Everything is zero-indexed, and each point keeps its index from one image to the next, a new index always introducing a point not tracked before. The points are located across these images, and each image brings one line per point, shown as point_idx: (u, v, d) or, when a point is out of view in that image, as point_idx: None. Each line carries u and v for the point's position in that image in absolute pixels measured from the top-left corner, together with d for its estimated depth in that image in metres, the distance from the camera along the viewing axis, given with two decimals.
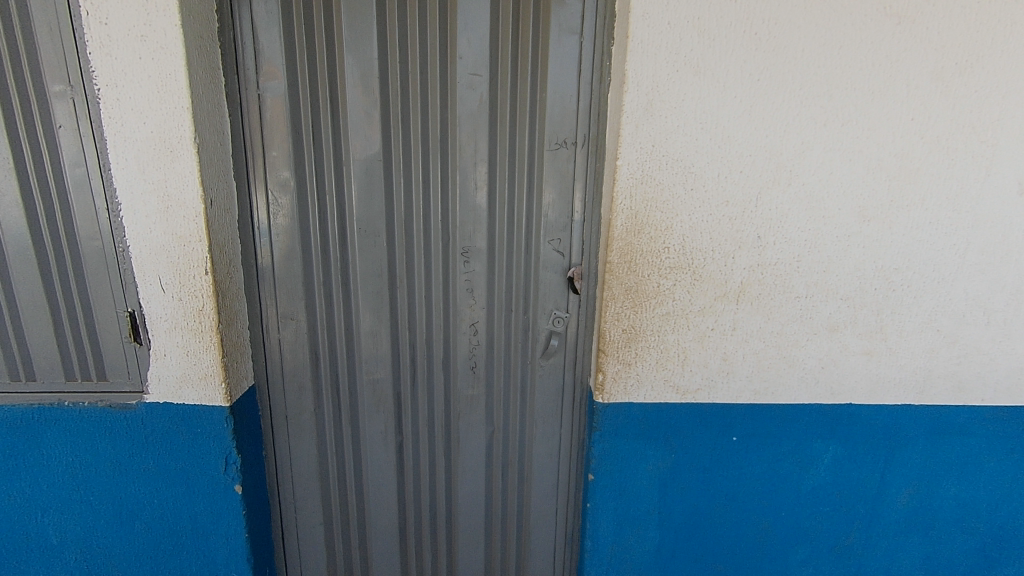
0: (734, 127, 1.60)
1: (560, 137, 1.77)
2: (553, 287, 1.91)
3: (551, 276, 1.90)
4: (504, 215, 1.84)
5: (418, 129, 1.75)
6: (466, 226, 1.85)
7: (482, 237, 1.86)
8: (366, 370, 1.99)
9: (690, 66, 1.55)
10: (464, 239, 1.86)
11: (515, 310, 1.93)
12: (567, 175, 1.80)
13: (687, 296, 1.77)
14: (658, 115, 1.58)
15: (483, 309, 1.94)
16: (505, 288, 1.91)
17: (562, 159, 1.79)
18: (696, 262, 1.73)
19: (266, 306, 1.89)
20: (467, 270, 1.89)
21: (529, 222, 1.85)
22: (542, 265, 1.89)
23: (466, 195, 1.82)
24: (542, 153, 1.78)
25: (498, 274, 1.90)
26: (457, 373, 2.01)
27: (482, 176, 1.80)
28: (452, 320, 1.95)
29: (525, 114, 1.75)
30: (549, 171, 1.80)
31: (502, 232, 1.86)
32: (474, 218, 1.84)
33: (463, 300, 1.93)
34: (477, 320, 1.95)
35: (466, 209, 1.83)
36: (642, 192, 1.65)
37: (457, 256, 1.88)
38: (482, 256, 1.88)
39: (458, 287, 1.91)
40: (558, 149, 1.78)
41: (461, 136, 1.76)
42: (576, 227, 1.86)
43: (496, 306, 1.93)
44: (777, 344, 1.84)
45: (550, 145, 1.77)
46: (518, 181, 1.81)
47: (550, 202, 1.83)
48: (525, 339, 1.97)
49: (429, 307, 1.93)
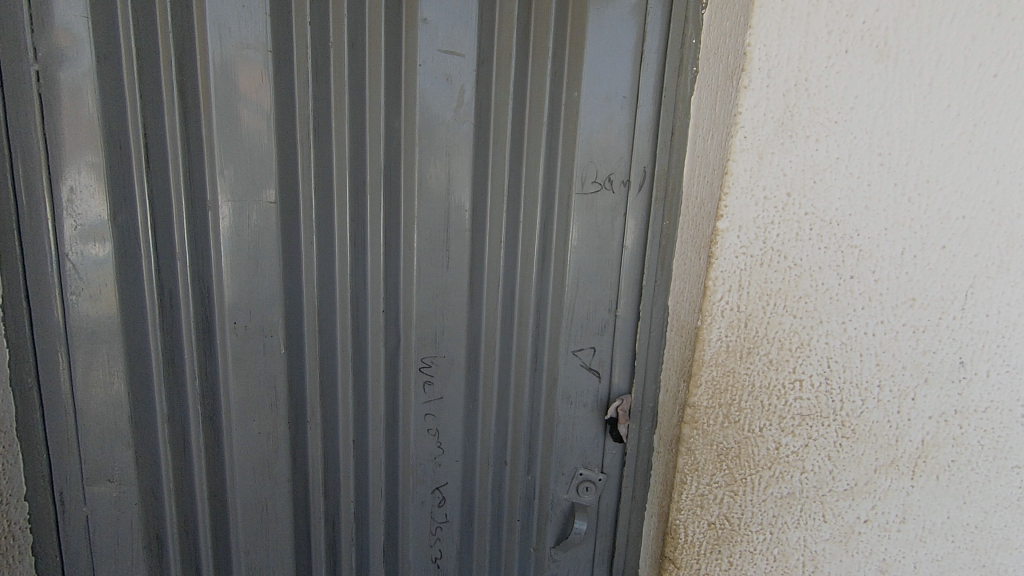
0: (939, 164, 0.84)
1: (602, 172, 1.00)
2: (579, 430, 1.11)
3: (575, 413, 1.10)
4: (496, 305, 1.05)
5: (345, 152, 0.96)
6: (429, 324, 1.05)
7: (458, 342, 1.07)
8: (247, 568, 1.12)
9: (871, 40, 0.79)
10: (427, 343, 1.06)
11: (511, 466, 1.13)
12: (609, 239, 1.02)
13: (827, 464, 0.98)
14: (801, 135, 0.81)
15: (457, 463, 1.13)
16: (496, 428, 1.11)
17: (601, 211, 1.01)
18: (847, 406, 0.95)
19: (60, 464, 1.00)
20: (430, 397, 1.09)
21: (539, 317, 1.06)
22: (561, 393, 1.09)
23: (430, 270, 1.03)
24: (566, 200, 1.01)
25: (484, 405, 1.10)
26: (410, 565, 1.18)
27: (460, 237, 1.02)
28: (403, 479, 1.13)
29: (539, 129, 0.99)
30: (577, 231, 1.02)
31: (492, 335, 1.06)
32: (443, 312, 1.05)
33: (421, 448, 1.11)
34: (448, 480, 1.14)
35: (429, 293, 1.04)
36: (762, 280, 0.87)
37: (414, 374, 1.07)
38: (458, 374, 1.08)
39: (414, 426, 1.10)
40: (595, 194, 1.01)
41: (423, 168, 0.99)
42: (623, 329, 1.06)
43: (480, 457, 1.12)
44: (972, 545, 1.03)
45: (581, 186, 1.00)
46: (521, 247, 1.02)
47: (576, 286, 1.04)
48: (527, 513, 1.16)
49: (361, 460, 1.11)
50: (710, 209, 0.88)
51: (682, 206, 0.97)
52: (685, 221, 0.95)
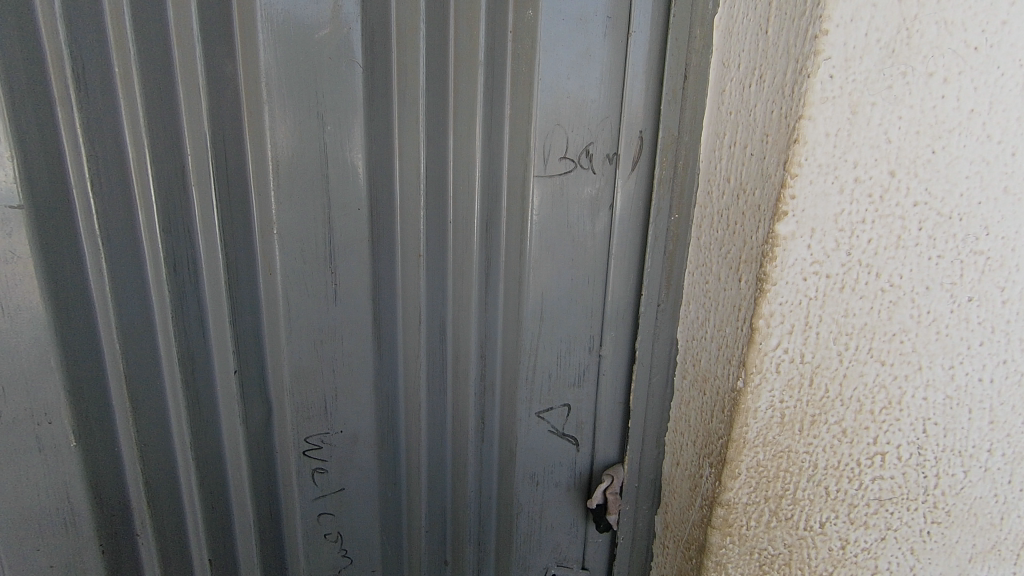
0: None
1: (578, 141, 0.65)
2: (550, 523, 0.77)
3: (551, 503, 0.76)
4: (419, 352, 0.69)
5: (139, 115, 0.55)
6: (312, 385, 0.68)
7: (362, 409, 0.70)
8: None
9: None
10: (313, 416, 0.69)
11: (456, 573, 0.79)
12: (587, 246, 0.67)
13: (909, 560, 0.68)
14: (914, 74, 0.47)
15: None
16: (430, 528, 0.76)
17: (575, 204, 0.66)
18: (943, 482, 0.65)
19: None
20: (326, 495, 0.72)
21: (485, 367, 0.71)
22: (525, 476, 0.75)
23: (310, 304, 0.66)
24: (520, 188, 0.65)
25: (408, 499, 0.74)
26: None
27: (352, 249, 0.65)
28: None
29: (472, 74, 0.62)
30: (541, 237, 0.67)
31: (415, 396, 0.71)
32: (337, 366, 0.68)
33: (320, 567, 0.75)
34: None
35: (309, 340, 0.67)
36: (839, 313, 0.54)
37: (300, 463, 0.70)
38: (366, 454, 0.72)
39: (305, 538, 0.73)
40: (566, 179, 0.65)
41: (282, 142, 0.60)
42: (613, 375, 0.72)
43: (411, 568, 0.77)
44: None
45: (542, 168, 0.64)
46: (451, 263, 0.67)
47: (543, 321, 0.70)
48: None
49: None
50: (767, 203, 0.51)
51: (699, 193, 0.62)
52: (703, 217, 0.62)
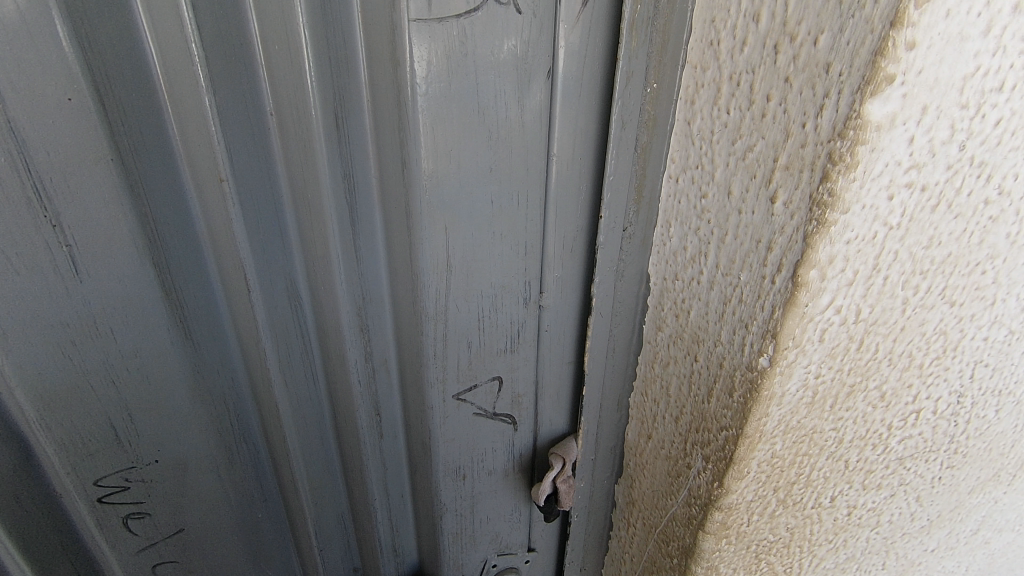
0: None
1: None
2: (483, 508, 0.59)
3: (484, 495, 0.58)
4: (260, 335, 0.43)
5: None
6: (76, 409, 0.40)
7: (187, 424, 0.45)
8: None
9: None
10: (106, 453, 0.42)
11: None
12: (510, 143, 0.40)
13: (912, 507, 0.57)
14: None
15: None
16: (324, 545, 0.57)
17: (495, 73, 0.38)
18: (970, 426, 0.51)
19: None
20: (157, 542, 0.48)
21: (370, 340, 0.47)
22: (450, 472, 0.55)
23: (29, 287, 0.35)
24: (387, 47, 0.36)
25: (288, 508, 0.54)
26: None
27: (92, 178, 0.34)
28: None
29: None
30: (441, 134, 0.38)
31: (268, 395, 0.46)
32: (123, 380, 0.41)
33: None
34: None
35: (45, 347, 0.37)
36: (922, 245, 0.34)
37: (104, 514, 0.45)
38: (207, 479, 0.48)
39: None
40: (472, 27, 0.36)
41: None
42: (560, 330, 0.50)
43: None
44: None
45: (425, 6, 0.34)
46: (291, 188, 0.40)
47: (452, 270, 0.44)
48: None
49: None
50: (841, 60, 0.28)
51: (693, 44, 0.38)
52: (698, 86, 0.38)
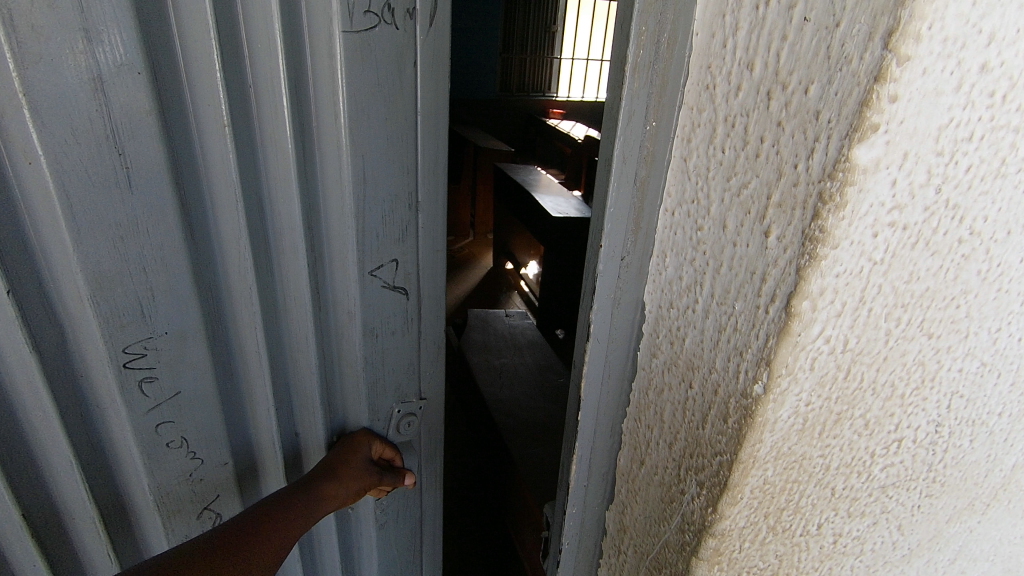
0: None
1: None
2: (389, 366, 0.78)
3: (388, 369, 0.78)
4: (240, 236, 0.62)
5: None
6: (115, 291, 0.59)
7: (184, 308, 0.63)
8: None
9: None
10: (128, 317, 0.61)
11: (311, 449, 0.80)
12: (400, 106, 0.62)
13: (894, 535, 0.58)
14: None
15: (226, 465, 0.76)
16: (278, 413, 0.76)
17: (384, 64, 0.59)
18: (948, 456, 0.53)
19: None
20: (162, 402, 0.67)
21: (316, 242, 0.66)
22: (359, 348, 0.74)
23: (98, 211, 0.55)
24: (325, 46, 0.57)
25: (251, 377, 0.72)
26: None
27: (137, 130, 0.53)
28: (141, 517, 0.74)
29: None
30: (350, 99, 0.59)
31: (242, 282, 0.65)
32: (147, 268, 0.59)
33: (174, 471, 0.72)
34: (219, 494, 0.77)
35: (103, 239, 0.56)
36: (903, 281, 0.36)
37: (128, 376, 0.64)
38: (197, 352, 0.66)
39: (143, 450, 0.69)
40: (371, 37, 0.57)
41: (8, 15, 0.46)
42: (433, 234, 0.72)
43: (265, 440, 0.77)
44: (1005, 556, 0.76)
45: (348, 23, 0.56)
46: (265, 138, 0.59)
47: (360, 192, 0.64)
48: None
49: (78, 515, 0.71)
50: (829, 108, 0.30)
51: (689, 87, 0.41)
52: (693, 127, 0.41)
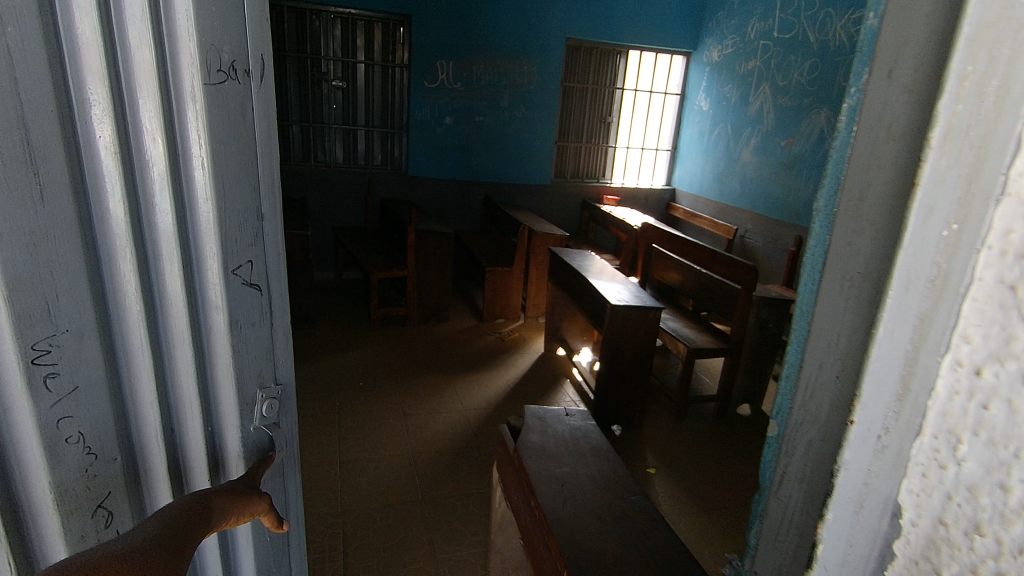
0: None
1: (226, 59, 0.79)
2: (252, 353, 0.93)
3: (251, 383, 0.95)
4: (128, 248, 0.80)
5: None
6: (22, 281, 0.72)
7: (84, 307, 0.77)
8: None
9: None
10: (34, 329, 0.74)
11: (190, 436, 0.93)
12: (246, 137, 0.83)
13: None
14: None
15: (116, 466, 0.86)
16: (161, 410, 0.90)
17: (232, 108, 0.81)
18: None
19: None
20: (62, 396, 0.78)
21: (197, 251, 0.85)
22: (224, 354, 0.91)
23: (16, 212, 0.69)
24: (193, 97, 0.78)
25: (132, 378, 0.86)
26: None
27: (53, 159, 0.71)
28: (38, 523, 0.82)
29: None
30: (206, 134, 0.80)
31: (131, 287, 0.82)
32: (54, 270, 0.74)
33: (68, 472, 0.82)
34: (110, 493, 0.87)
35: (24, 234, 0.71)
36: None
37: (32, 367, 0.75)
38: (94, 349, 0.80)
39: (44, 447, 0.79)
40: (222, 88, 0.79)
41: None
42: (278, 256, 0.92)
43: (142, 440, 0.89)
44: None
45: (205, 76, 0.78)
46: (153, 153, 0.79)
47: (218, 215, 0.84)
48: (204, 454, 0.95)
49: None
50: None
51: (1010, 203, 0.29)
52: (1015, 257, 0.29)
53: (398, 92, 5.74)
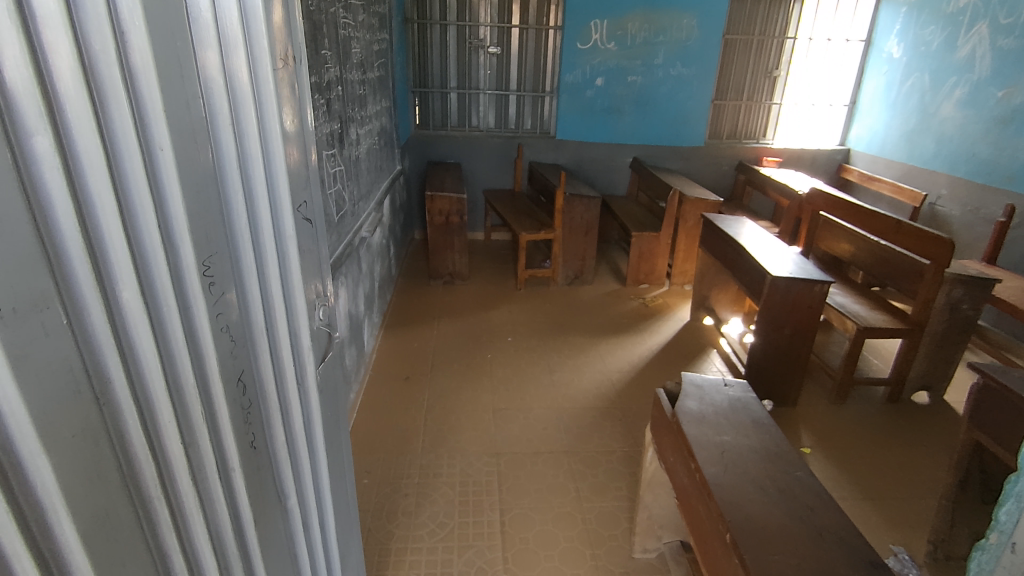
0: None
1: (279, 55, 1.02)
2: (307, 268, 1.20)
3: (309, 288, 1.21)
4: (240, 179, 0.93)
5: None
6: (199, 227, 0.85)
7: (222, 229, 0.90)
8: None
9: None
10: (200, 250, 0.85)
11: (287, 339, 1.12)
12: (294, 112, 1.09)
13: None
14: None
15: (245, 368, 1.00)
16: (268, 316, 1.05)
17: (286, 92, 1.06)
18: None
19: None
20: (221, 331, 0.92)
21: (276, 184, 1.03)
22: (295, 270, 1.12)
23: (191, 165, 0.82)
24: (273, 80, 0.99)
25: (249, 292, 0.99)
26: None
27: (196, 97, 0.82)
28: (218, 425, 0.93)
29: None
30: (276, 107, 1.00)
31: (245, 213, 0.95)
32: (206, 200, 0.86)
33: (230, 403, 0.96)
34: (245, 389, 1.01)
35: (199, 192, 0.84)
36: None
37: (209, 306, 0.88)
38: (229, 265, 0.93)
39: (212, 349, 0.90)
40: (281, 79, 1.03)
41: (144, 50, 0.71)
42: (311, 197, 1.20)
43: (255, 345, 1.02)
44: None
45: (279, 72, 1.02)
46: (246, 102, 0.92)
47: (287, 170, 1.06)
48: (297, 348, 1.17)
49: (163, 499, 0.81)
50: None
51: None
52: None
53: (551, 55, 5.77)
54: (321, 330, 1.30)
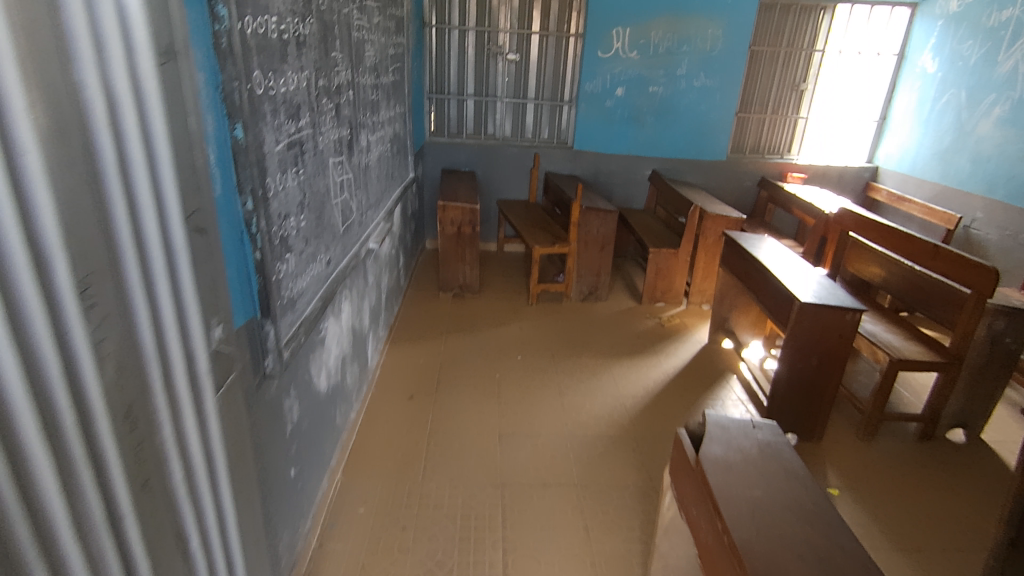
0: None
1: (161, 44, 0.93)
2: (203, 285, 1.09)
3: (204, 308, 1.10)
4: (131, 189, 0.84)
5: None
6: (78, 242, 0.76)
7: (106, 244, 0.81)
8: None
9: None
10: (75, 267, 0.75)
11: (186, 368, 1.01)
12: (184, 108, 1.00)
13: None
14: None
15: (142, 401, 0.90)
16: (167, 341, 0.95)
17: (172, 86, 0.96)
18: None
19: None
20: (106, 360, 0.83)
21: (174, 192, 0.95)
22: (193, 290, 1.02)
23: (66, 173, 0.73)
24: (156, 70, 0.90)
25: (144, 315, 0.89)
26: None
27: (68, 95, 0.73)
28: (106, 463, 0.83)
29: None
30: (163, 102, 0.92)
31: (137, 226, 0.86)
32: (84, 210, 0.77)
33: (123, 440, 0.86)
34: (144, 425, 0.91)
35: (73, 200, 0.75)
36: None
37: (91, 331, 0.79)
38: (116, 285, 0.83)
39: (98, 379, 0.81)
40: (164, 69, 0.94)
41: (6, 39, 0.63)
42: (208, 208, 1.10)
43: (152, 376, 0.92)
44: None
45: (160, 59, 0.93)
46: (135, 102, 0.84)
47: (179, 174, 0.97)
48: (196, 377, 1.05)
49: (34, 549, 0.72)
50: None
51: None
52: None
53: (571, 64, 5.63)
54: (220, 357, 1.18)
